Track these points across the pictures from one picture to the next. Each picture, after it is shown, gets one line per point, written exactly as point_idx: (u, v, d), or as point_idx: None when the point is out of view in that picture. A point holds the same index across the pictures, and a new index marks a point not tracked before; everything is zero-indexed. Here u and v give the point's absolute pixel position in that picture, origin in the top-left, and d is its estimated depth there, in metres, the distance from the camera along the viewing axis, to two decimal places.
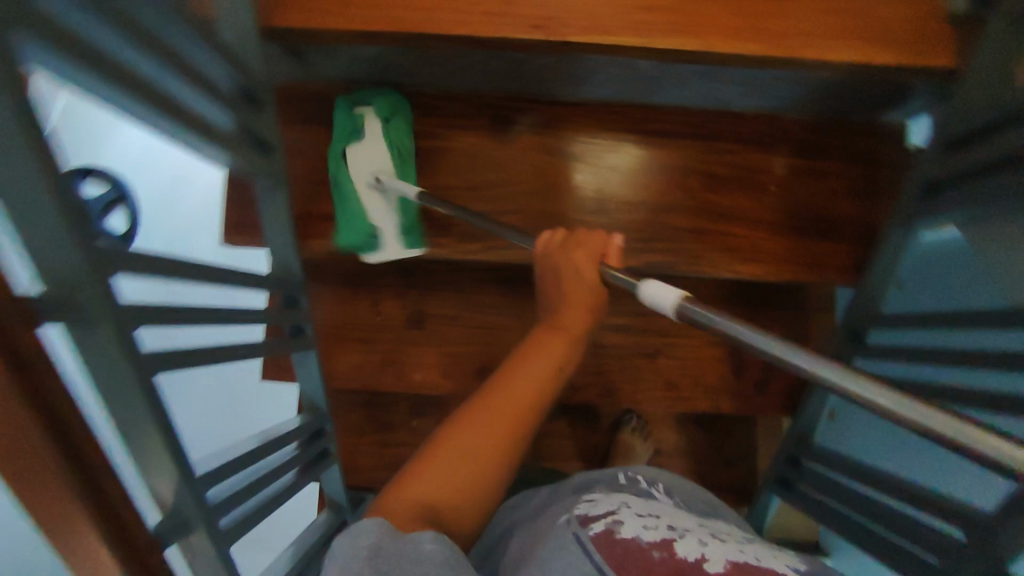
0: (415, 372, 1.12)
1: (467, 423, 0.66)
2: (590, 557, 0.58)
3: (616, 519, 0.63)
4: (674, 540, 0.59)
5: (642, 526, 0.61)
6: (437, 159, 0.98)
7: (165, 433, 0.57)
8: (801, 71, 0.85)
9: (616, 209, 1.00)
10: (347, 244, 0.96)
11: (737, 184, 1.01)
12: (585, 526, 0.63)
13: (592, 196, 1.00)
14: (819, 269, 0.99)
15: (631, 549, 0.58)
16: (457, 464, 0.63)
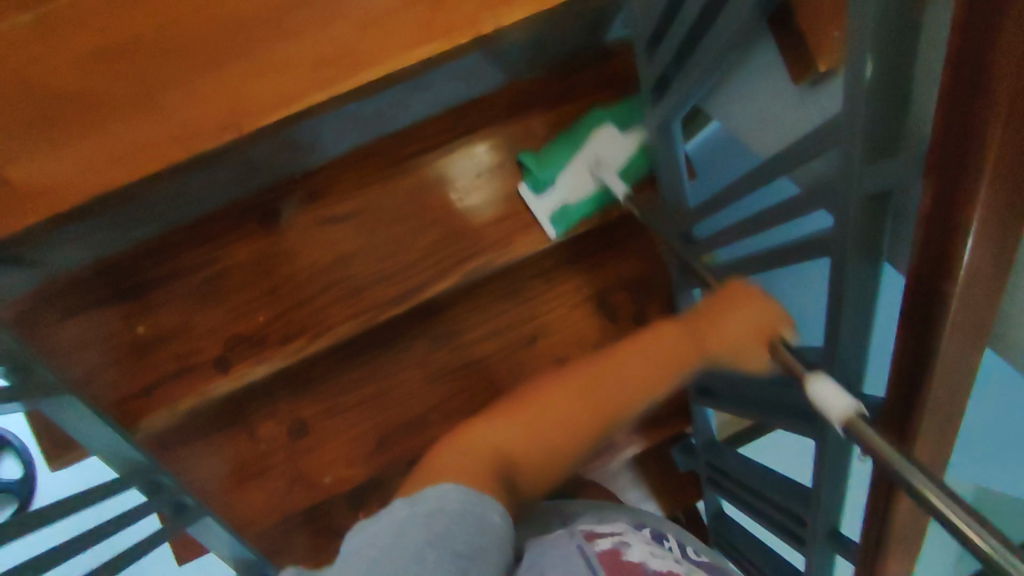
0: (326, 475, 1.09)
1: (558, 394, 0.83)
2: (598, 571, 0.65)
3: (625, 541, 0.75)
4: (676, 572, 0.70)
5: (650, 555, 0.72)
6: (226, 281, 0.95)
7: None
8: (496, 43, 0.86)
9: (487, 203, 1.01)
10: (181, 403, 0.92)
11: (513, 160, 1.03)
12: (592, 543, 0.73)
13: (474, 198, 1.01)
14: (622, 197, 1.03)
15: (634, 570, 0.67)
16: (554, 400, 0.82)
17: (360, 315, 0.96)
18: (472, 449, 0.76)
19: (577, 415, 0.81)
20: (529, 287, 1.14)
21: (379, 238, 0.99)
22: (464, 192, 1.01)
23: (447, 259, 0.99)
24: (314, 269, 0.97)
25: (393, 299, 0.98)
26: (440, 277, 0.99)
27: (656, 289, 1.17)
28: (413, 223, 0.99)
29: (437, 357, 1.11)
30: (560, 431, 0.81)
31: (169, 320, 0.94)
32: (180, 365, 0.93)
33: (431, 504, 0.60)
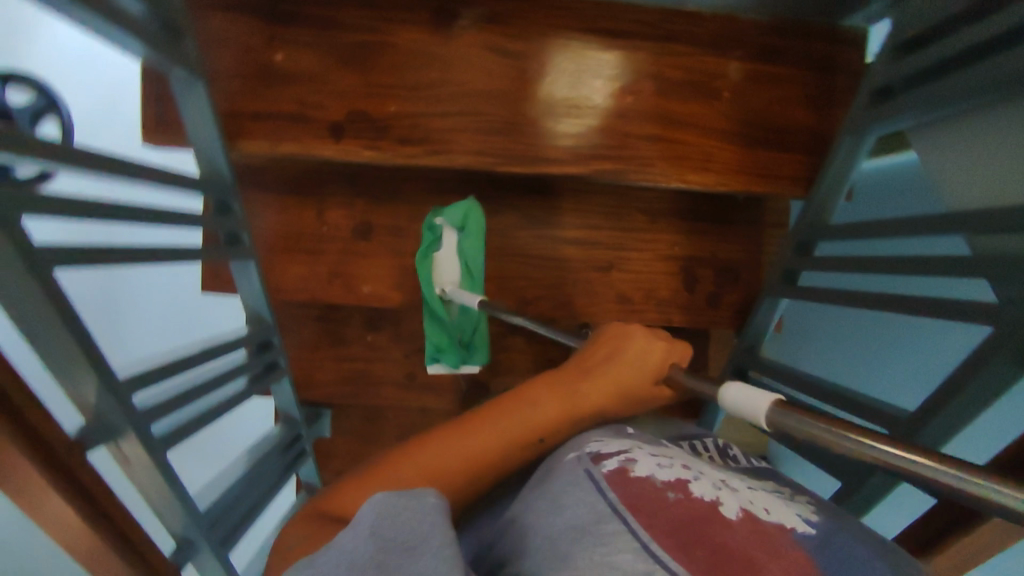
0: (365, 284, 1.10)
1: (433, 455, 0.67)
2: (605, 495, 0.57)
3: (632, 458, 0.62)
4: (689, 481, 0.59)
5: (659, 467, 0.61)
6: (376, 55, 0.91)
7: (67, 329, 0.56)
8: None
9: (602, 107, 0.95)
10: (281, 147, 0.91)
11: (690, 89, 0.95)
12: (597, 462, 0.62)
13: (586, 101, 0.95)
14: (770, 180, 0.97)
15: (651, 491, 0.57)
16: (461, 445, 0.67)
17: (484, 155, 0.94)
18: (392, 484, 0.64)
19: (466, 448, 0.67)
20: (631, 218, 1.11)
21: (533, 94, 0.94)
22: (572, 120, 0.95)
23: (585, 147, 0.96)
24: (455, 90, 0.93)
25: (515, 158, 0.95)
26: (568, 161, 0.96)
27: (742, 283, 1.14)
28: (568, 98, 0.95)
29: (519, 233, 1.09)
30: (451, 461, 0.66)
31: (307, 63, 0.90)
32: (298, 111, 0.91)
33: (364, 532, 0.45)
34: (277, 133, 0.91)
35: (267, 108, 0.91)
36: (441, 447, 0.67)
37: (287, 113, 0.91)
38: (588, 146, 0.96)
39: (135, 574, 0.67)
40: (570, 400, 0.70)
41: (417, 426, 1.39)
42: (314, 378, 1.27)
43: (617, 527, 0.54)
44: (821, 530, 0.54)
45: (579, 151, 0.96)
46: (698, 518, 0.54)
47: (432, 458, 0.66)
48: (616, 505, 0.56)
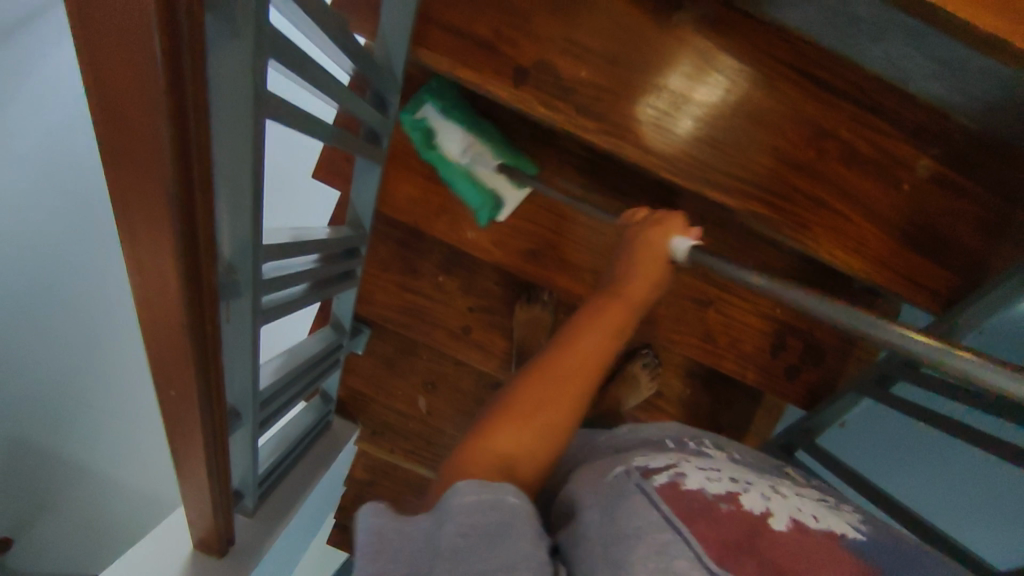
0: (467, 227, 1.06)
1: (538, 391, 0.65)
2: (656, 507, 0.51)
3: (681, 470, 0.57)
4: (738, 493, 0.55)
5: (707, 481, 0.56)
6: (589, 16, 0.86)
7: (253, 188, 0.53)
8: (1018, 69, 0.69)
9: (729, 134, 0.91)
10: (460, 71, 0.87)
11: (872, 168, 0.92)
12: (647, 475, 0.56)
13: (696, 105, 0.90)
14: (911, 285, 0.95)
15: (701, 507, 0.52)
16: (548, 394, 0.65)
17: (652, 155, 0.92)
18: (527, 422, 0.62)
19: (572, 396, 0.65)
20: (745, 264, 1.07)
21: (719, 112, 0.90)
22: (661, 107, 0.89)
23: (747, 185, 0.92)
24: (651, 79, 0.88)
25: (678, 167, 0.92)
26: (727, 191, 0.92)
27: (824, 367, 1.11)
28: (753, 131, 0.91)
29: None
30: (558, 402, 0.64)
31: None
32: (490, 42, 0.87)
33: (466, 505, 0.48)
34: (460, 54, 0.87)
35: (461, 26, 0.86)
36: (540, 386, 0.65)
37: (479, 39, 0.86)
38: (726, 172, 0.92)
39: (202, 440, 0.64)
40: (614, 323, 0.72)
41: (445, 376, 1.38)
42: (372, 295, 1.24)
43: (668, 536, 0.48)
44: (869, 537, 0.52)
45: (719, 178, 0.92)
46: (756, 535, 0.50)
47: (533, 396, 0.64)
48: (669, 514, 0.50)
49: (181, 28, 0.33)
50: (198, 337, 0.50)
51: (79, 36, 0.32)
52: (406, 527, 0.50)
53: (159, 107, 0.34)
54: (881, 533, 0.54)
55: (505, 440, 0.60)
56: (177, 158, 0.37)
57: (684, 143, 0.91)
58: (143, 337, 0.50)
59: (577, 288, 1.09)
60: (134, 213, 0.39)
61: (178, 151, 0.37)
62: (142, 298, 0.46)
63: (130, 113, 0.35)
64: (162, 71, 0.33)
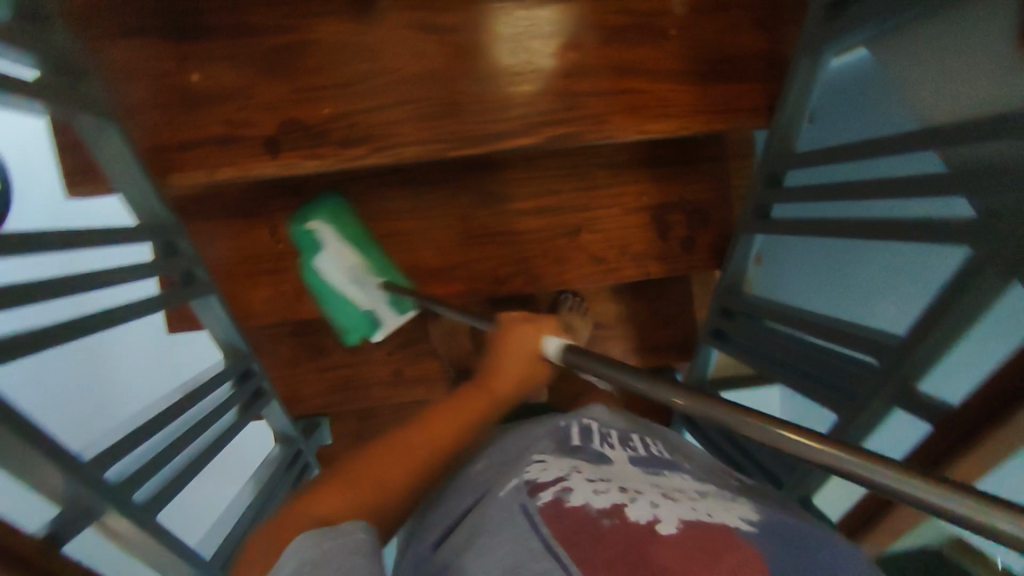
0: (333, 293, 1.05)
1: (453, 415, 0.63)
2: (536, 531, 0.48)
3: (568, 486, 0.53)
4: (626, 504, 0.50)
5: (594, 493, 0.51)
6: (300, 57, 0.84)
7: (25, 437, 0.52)
8: None
9: (562, 69, 0.91)
10: (218, 174, 0.84)
11: (636, 33, 0.91)
12: (533, 494, 0.53)
13: (540, 57, 0.90)
14: (732, 115, 0.94)
15: (583, 524, 0.48)
16: (457, 414, 0.64)
17: (435, 144, 0.88)
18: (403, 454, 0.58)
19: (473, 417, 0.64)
20: (593, 175, 1.09)
21: (471, 69, 0.89)
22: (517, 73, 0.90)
23: (537, 116, 0.90)
24: (391, 79, 0.86)
25: (469, 138, 0.89)
26: (524, 131, 0.90)
27: (713, 222, 1.12)
28: (512, 65, 0.89)
29: (480, 209, 1.07)
30: (468, 420, 0.63)
31: (224, 78, 0.82)
32: (228, 133, 0.83)
33: None
34: (208, 159, 0.83)
35: (193, 134, 0.83)
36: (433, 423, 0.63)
37: (216, 135, 0.83)
38: (513, 116, 0.90)
39: None
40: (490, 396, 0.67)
41: None
42: (303, 395, 1.24)
43: (549, 571, 0.45)
44: (762, 527, 0.48)
45: (512, 124, 0.90)
46: (637, 541, 0.46)
47: (444, 420, 0.63)
48: (547, 538, 0.47)
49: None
50: None
51: None
52: (335, 540, 0.45)
53: None
54: (777, 521, 0.49)
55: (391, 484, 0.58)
56: None
57: (519, 105, 0.90)
58: None
59: (461, 286, 1.09)
60: None
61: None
62: None
63: None
64: None
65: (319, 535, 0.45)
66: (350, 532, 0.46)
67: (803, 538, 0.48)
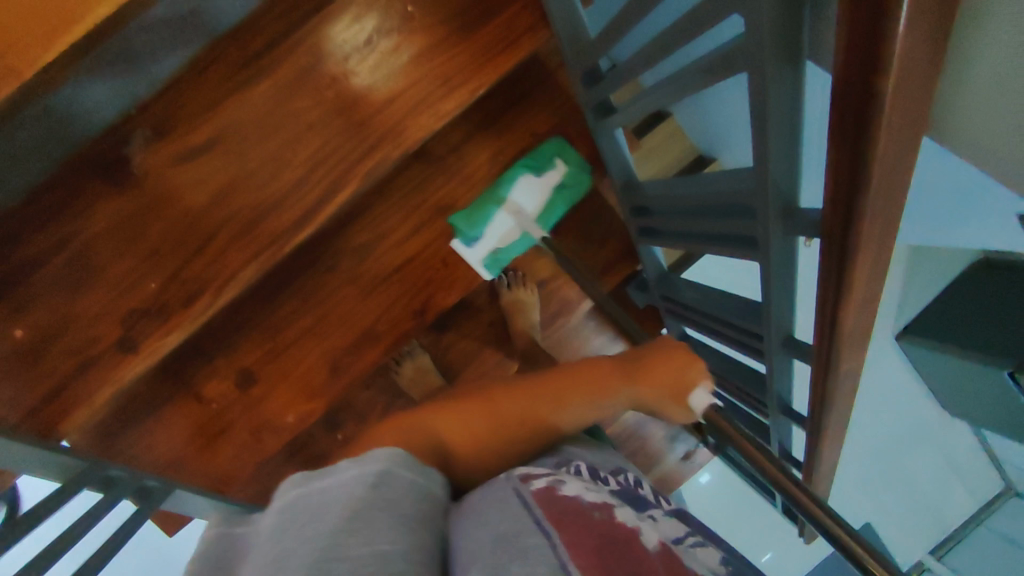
0: (286, 415, 1.05)
1: (450, 417, 0.67)
2: (531, 511, 0.46)
3: (561, 481, 0.52)
4: (614, 506, 0.49)
5: (585, 490, 0.50)
6: (100, 250, 0.83)
7: None
8: None
9: (393, 49, 0.87)
10: (99, 395, 0.83)
11: (376, 33, 0.87)
12: (525, 480, 0.52)
13: (355, 56, 0.86)
14: (511, 45, 0.89)
15: (573, 511, 0.46)
16: (460, 421, 0.66)
17: (267, 250, 0.86)
18: (414, 440, 0.62)
19: (496, 415, 0.66)
20: (440, 169, 1.05)
21: (252, 165, 0.86)
22: (343, 84, 0.87)
23: (339, 165, 0.87)
24: (189, 220, 0.85)
25: (294, 224, 0.87)
26: (336, 187, 0.87)
27: (574, 136, 1.08)
28: (289, 133, 0.86)
29: (361, 264, 1.04)
30: (484, 426, 0.66)
31: (46, 312, 0.82)
32: (85, 358, 0.83)
33: (376, 468, 0.46)
34: (82, 386, 0.83)
35: (55, 376, 0.82)
36: (463, 418, 0.66)
37: (74, 364, 0.83)
38: (320, 178, 0.87)
39: None
40: (535, 415, 0.66)
41: None
42: None
43: (536, 539, 0.42)
44: None
45: (325, 186, 0.87)
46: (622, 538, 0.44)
47: (442, 428, 0.65)
48: (540, 518, 0.45)
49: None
50: None
51: None
52: (323, 480, 0.45)
53: None
54: None
55: None
56: None
57: (368, 102, 0.87)
58: None
59: (391, 339, 1.06)
60: None
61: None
62: None
63: None
64: None
65: (304, 482, 0.46)
66: (347, 465, 0.46)
67: None
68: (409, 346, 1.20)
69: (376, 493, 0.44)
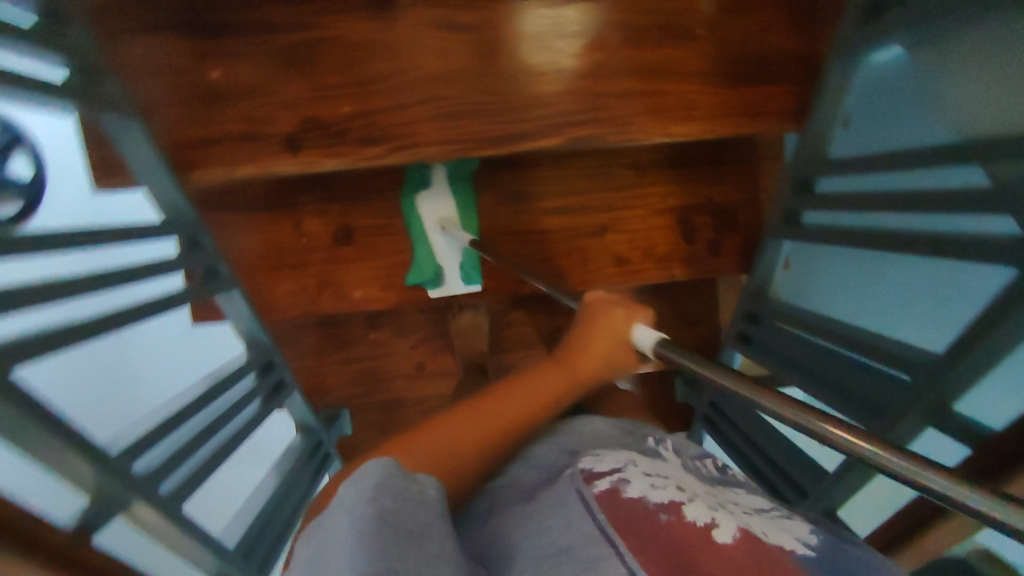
0: (354, 289, 1.06)
1: (492, 406, 0.64)
2: (593, 517, 0.51)
3: (625, 478, 0.55)
4: (683, 502, 0.51)
5: (652, 487, 0.53)
6: (322, 54, 0.84)
7: (60, 433, 0.55)
8: None
9: (662, 53, 0.87)
10: (239, 170, 0.85)
11: (661, 34, 0.87)
12: (589, 483, 0.55)
13: (631, 39, 0.87)
14: (757, 118, 0.88)
15: (640, 515, 0.50)
16: (510, 398, 0.65)
17: (457, 144, 0.87)
18: (467, 426, 0.62)
19: (540, 402, 0.66)
20: (620, 175, 1.05)
21: (491, 69, 0.87)
22: (605, 55, 0.87)
23: (556, 118, 0.88)
24: (410, 77, 0.85)
25: (489, 138, 0.87)
26: (540, 133, 0.88)
27: (742, 225, 1.08)
28: (537, 63, 0.87)
29: (501, 208, 1.05)
30: (527, 411, 0.65)
31: (246, 75, 0.84)
32: (250, 131, 0.85)
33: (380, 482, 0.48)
34: (230, 155, 0.85)
35: (215, 130, 0.84)
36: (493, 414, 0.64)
37: (237, 133, 0.85)
38: (535, 116, 0.88)
39: None
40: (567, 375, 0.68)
41: None
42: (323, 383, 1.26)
43: (602, 551, 0.47)
44: (821, 551, 0.47)
45: (533, 125, 0.88)
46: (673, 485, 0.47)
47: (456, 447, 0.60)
48: (604, 526, 0.49)
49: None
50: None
51: None
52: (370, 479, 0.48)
53: None
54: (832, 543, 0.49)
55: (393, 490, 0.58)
56: None
57: (613, 81, 0.88)
58: None
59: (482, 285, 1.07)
60: None
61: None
62: None
63: None
64: None
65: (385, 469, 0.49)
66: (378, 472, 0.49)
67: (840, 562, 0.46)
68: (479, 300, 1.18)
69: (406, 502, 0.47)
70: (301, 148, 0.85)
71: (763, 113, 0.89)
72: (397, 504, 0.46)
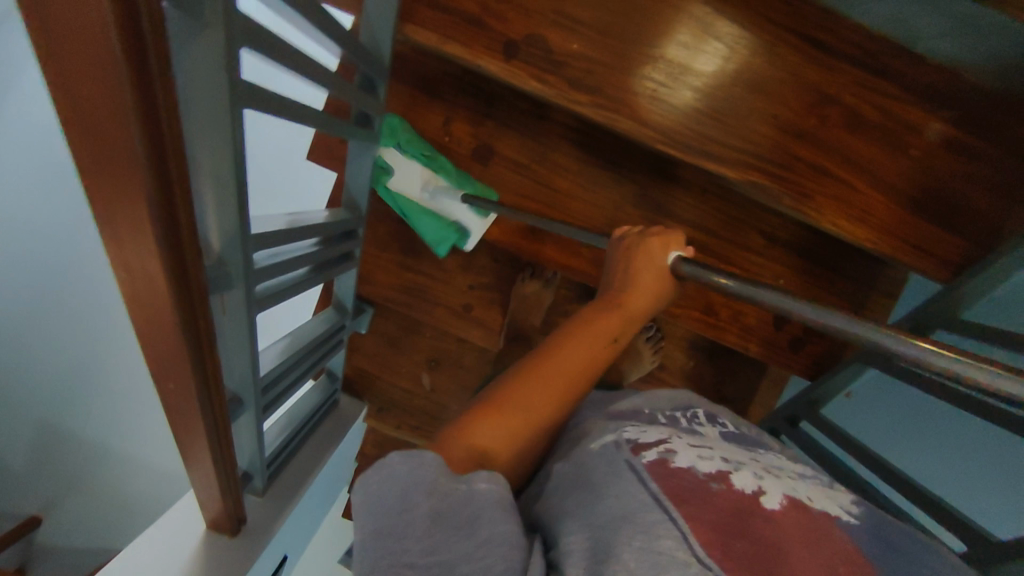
0: (465, 207, 1.05)
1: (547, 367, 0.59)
2: (644, 484, 0.46)
3: (671, 450, 0.52)
4: (730, 471, 0.50)
5: (699, 459, 0.51)
6: None
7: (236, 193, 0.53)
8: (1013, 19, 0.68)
9: (867, 151, 0.88)
10: (448, 46, 0.84)
11: (878, 134, 0.87)
12: (635, 453, 0.51)
13: (850, 124, 0.87)
14: (915, 253, 0.90)
15: (690, 485, 0.47)
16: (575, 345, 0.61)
17: (651, 131, 0.87)
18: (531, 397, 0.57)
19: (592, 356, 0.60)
20: (749, 236, 1.06)
21: (718, 82, 0.86)
22: (822, 126, 0.87)
23: (748, 157, 0.88)
24: (643, 48, 0.85)
25: (680, 141, 0.87)
26: (726, 162, 0.88)
27: (829, 337, 1.09)
28: (760, 99, 0.87)
29: (632, 208, 1.05)
30: (580, 355, 0.60)
31: None
32: (479, 16, 0.84)
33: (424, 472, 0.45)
34: (448, 28, 0.84)
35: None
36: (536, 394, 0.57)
37: (467, 12, 0.83)
38: (728, 143, 0.87)
39: (202, 427, 0.66)
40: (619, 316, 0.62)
41: (450, 355, 1.40)
42: (374, 275, 1.25)
43: (658, 515, 0.43)
44: (864, 521, 0.50)
45: (722, 151, 0.88)
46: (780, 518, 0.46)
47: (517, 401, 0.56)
48: (658, 493, 0.45)
49: (142, 7, 0.32)
50: (194, 337, 0.52)
51: (44, 63, 0.32)
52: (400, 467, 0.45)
53: (125, 116, 0.33)
54: (874, 517, 0.51)
55: (515, 399, 0.56)
56: (152, 172, 0.36)
57: (815, 151, 0.87)
58: (140, 335, 0.51)
59: (580, 266, 1.07)
60: (105, 209, 0.38)
61: (149, 140, 0.35)
62: (131, 303, 0.47)
63: (104, 149, 0.35)
64: (135, 94, 0.33)
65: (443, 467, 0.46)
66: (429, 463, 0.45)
67: (895, 538, 0.48)
68: (553, 276, 1.18)
69: (433, 503, 0.43)
70: (516, 57, 0.84)
71: (925, 251, 0.90)
72: (444, 504, 0.43)
